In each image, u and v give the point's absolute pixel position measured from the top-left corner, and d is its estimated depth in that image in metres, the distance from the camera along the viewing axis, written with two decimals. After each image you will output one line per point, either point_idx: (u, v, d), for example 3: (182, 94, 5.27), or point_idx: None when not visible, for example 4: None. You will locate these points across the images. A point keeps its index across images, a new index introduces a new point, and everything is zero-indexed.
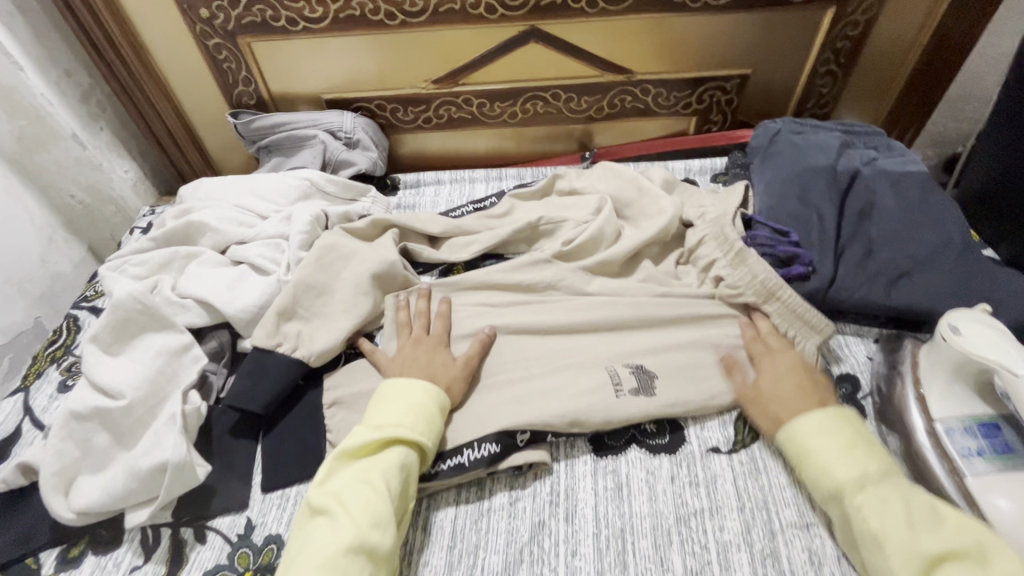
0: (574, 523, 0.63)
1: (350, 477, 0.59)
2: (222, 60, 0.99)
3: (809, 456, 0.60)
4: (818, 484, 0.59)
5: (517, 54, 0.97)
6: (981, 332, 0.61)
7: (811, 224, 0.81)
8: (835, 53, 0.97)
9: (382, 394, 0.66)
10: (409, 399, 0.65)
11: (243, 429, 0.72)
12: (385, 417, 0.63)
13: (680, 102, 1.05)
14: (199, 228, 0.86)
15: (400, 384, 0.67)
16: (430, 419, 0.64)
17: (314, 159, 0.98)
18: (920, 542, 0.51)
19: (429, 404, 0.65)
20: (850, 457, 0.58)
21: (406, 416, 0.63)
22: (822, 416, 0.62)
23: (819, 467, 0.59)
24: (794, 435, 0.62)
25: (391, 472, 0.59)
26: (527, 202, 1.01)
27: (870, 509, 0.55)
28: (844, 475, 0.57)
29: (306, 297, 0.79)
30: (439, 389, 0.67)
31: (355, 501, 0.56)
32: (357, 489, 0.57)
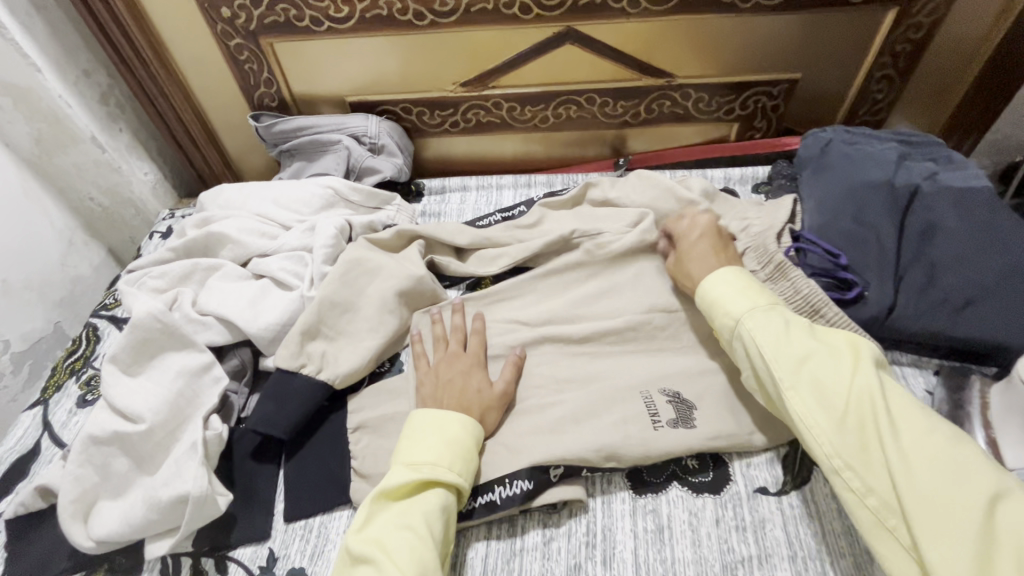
0: (612, 567, 0.59)
1: (391, 522, 0.55)
2: (244, 60, 0.96)
3: (710, 303, 0.64)
4: (720, 321, 0.63)
5: (551, 56, 0.92)
6: None
7: (868, 245, 0.76)
8: (893, 58, 0.90)
9: (413, 426, 0.63)
10: (446, 434, 0.61)
11: (266, 453, 0.70)
12: (422, 454, 0.60)
13: (723, 107, 0.99)
14: (220, 239, 0.82)
15: (430, 414, 0.63)
16: (466, 457, 0.61)
17: (338, 166, 0.94)
18: (795, 342, 0.55)
19: (465, 440, 0.62)
20: (742, 294, 0.62)
21: (444, 454, 0.60)
22: (727, 272, 0.65)
23: (718, 308, 0.63)
24: (702, 292, 0.67)
25: (434, 517, 0.56)
26: (558, 211, 0.96)
27: (758, 327, 0.59)
28: (740, 307, 0.61)
29: (330, 315, 0.76)
30: (474, 422, 0.64)
31: (401, 549, 0.52)
32: (402, 535, 0.54)
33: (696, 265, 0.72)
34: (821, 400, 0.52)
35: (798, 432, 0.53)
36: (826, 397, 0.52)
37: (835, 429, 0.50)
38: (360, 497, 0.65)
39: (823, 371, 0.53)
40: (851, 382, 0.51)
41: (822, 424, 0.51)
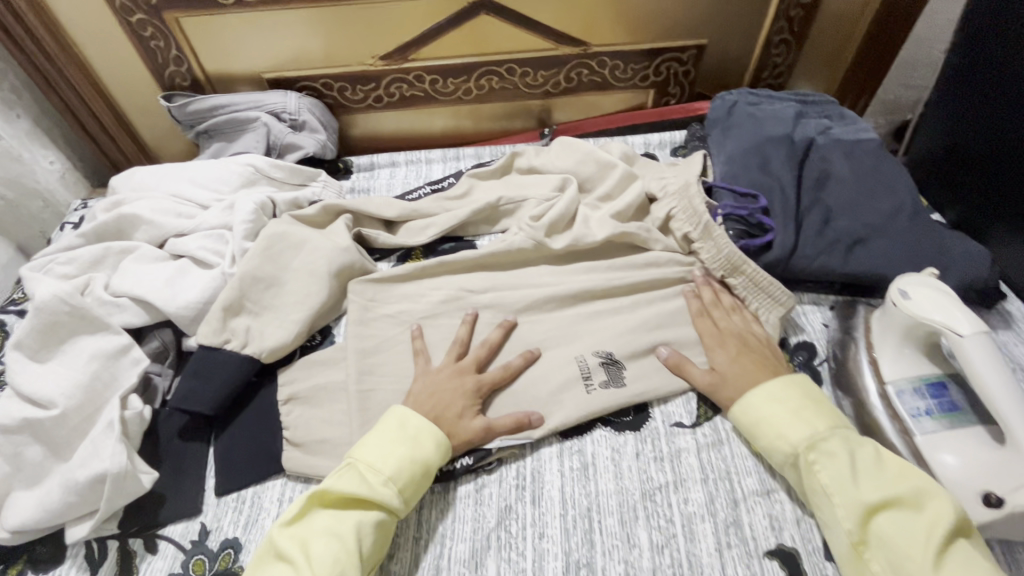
0: (541, 506, 0.62)
1: (322, 525, 0.55)
2: (149, 37, 0.92)
3: (762, 417, 0.62)
4: (773, 445, 0.61)
5: (467, 27, 0.93)
6: (928, 296, 0.62)
7: (774, 192, 0.80)
8: (788, 22, 0.97)
9: (375, 434, 0.61)
10: (402, 451, 0.60)
11: (193, 432, 0.69)
12: (372, 470, 0.58)
13: (638, 75, 1.03)
14: (132, 221, 0.80)
15: (402, 417, 0.63)
16: (418, 478, 0.59)
17: (258, 144, 0.92)
18: (862, 492, 0.54)
19: (429, 457, 0.60)
20: (796, 422, 0.60)
21: (392, 472, 0.58)
22: (766, 389, 0.64)
23: (773, 427, 0.61)
24: (748, 403, 0.64)
25: (364, 529, 0.55)
26: (487, 180, 0.98)
27: (818, 466, 0.57)
28: (794, 434, 0.59)
29: (254, 290, 0.75)
30: (443, 438, 0.62)
31: (320, 556, 0.52)
32: (325, 543, 0.53)
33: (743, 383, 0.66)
34: (892, 563, 0.51)
35: None
36: (901, 569, 0.50)
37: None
38: (294, 465, 0.66)
39: (896, 532, 0.52)
40: (930, 543, 0.50)
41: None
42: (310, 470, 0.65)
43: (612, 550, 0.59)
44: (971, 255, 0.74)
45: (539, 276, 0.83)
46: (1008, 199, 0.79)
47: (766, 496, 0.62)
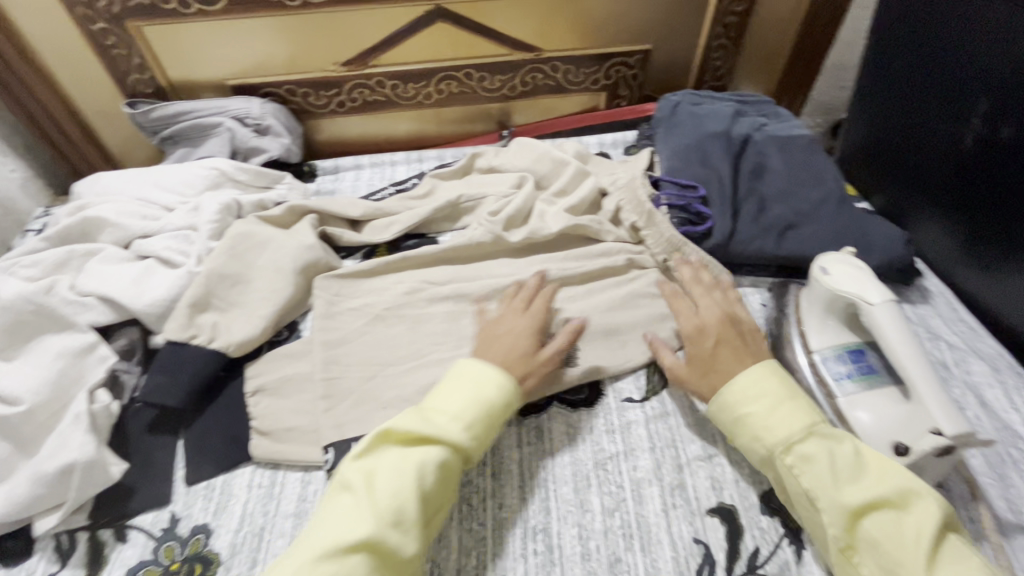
0: (500, 479, 0.66)
1: (393, 461, 0.56)
2: (111, 46, 0.94)
3: (742, 416, 0.60)
4: (750, 446, 0.60)
5: (424, 35, 0.98)
6: (844, 271, 0.68)
7: (714, 184, 0.87)
8: (725, 28, 1.04)
9: (445, 385, 0.63)
10: (471, 397, 0.61)
11: (162, 426, 0.71)
12: (442, 416, 0.60)
13: (589, 78, 1.09)
14: (97, 224, 0.81)
15: (464, 370, 0.64)
16: (485, 422, 0.61)
17: (222, 148, 0.95)
18: (845, 496, 0.52)
19: (495, 401, 0.62)
20: (767, 422, 0.58)
21: (462, 417, 0.60)
22: (741, 386, 0.62)
23: (754, 426, 0.59)
24: (729, 400, 0.62)
25: (427, 469, 0.56)
26: (448, 180, 1.02)
27: (798, 467, 0.56)
28: (770, 435, 0.58)
29: (220, 287, 0.77)
30: (511, 383, 0.64)
31: (389, 488, 0.54)
32: (400, 477, 0.54)
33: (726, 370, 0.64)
34: (882, 567, 0.50)
35: None
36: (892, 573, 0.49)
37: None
38: (262, 452, 0.68)
39: (883, 533, 0.50)
40: (918, 546, 0.48)
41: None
42: (278, 456, 0.68)
43: (567, 515, 0.63)
44: (889, 236, 0.81)
45: (499, 268, 0.87)
46: (922, 186, 0.87)
47: (708, 460, 0.67)
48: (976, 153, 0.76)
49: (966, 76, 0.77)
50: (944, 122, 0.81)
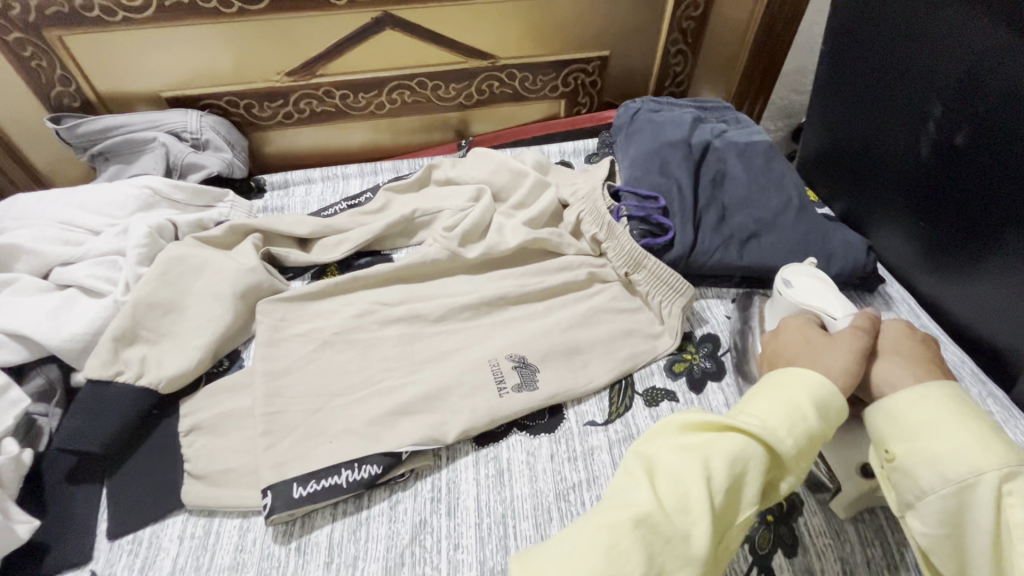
0: (456, 516, 0.62)
1: (672, 450, 0.48)
2: (29, 58, 0.86)
3: (949, 428, 0.47)
4: (951, 461, 0.46)
5: (372, 42, 0.93)
6: (808, 284, 0.67)
7: (674, 193, 0.84)
8: (682, 33, 1.02)
9: (781, 377, 0.52)
10: (792, 394, 0.50)
11: (83, 475, 0.64)
12: (750, 411, 0.50)
13: (547, 86, 1.06)
14: (12, 252, 0.74)
15: (781, 374, 0.53)
16: (806, 425, 0.48)
17: (157, 166, 0.89)
18: None
19: (800, 397, 0.50)
20: (979, 443, 0.46)
21: (780, 415, 0.48)
22: (949, 405, 0.48)
23: (969, 441, 0.46)
24: (940, 411, 0.48)
25: (721, 459, 0.46)
26: (405, 194, 0.98)
27: (1007, 501, 0.44)
28: (979, 455, 0.45)
29: (150, 318, 0.71)
30: (822, 379, 0.51)
31: (709, 464, 0.46)
32: (718, 459, 0.46)
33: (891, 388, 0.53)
34: None
35: None
36: None
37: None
38: (195, 498, 0.62)
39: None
40: None
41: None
42: (214, 501, 0.62)
43: None
44: (851, 243, 0.80)
45: (455, 286, 0.83)
46: (883, 192, 0.86)
47: None
48: (933, 158, 0.76)
49: (917, 82, 0.76)
50: (900, 128, 0.80)
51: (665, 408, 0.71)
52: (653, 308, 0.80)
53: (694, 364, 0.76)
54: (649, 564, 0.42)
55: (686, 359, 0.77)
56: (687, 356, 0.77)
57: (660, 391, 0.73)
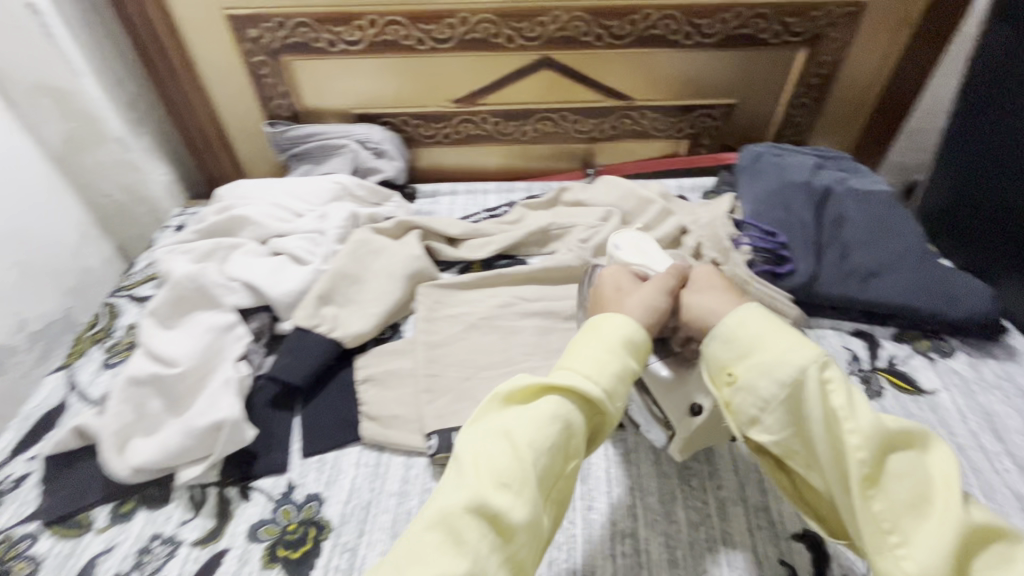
0: (589, 483, 0.70)
1: (491, 427, 0.53)
2: (264, 75, 1.09)
3: (755, 337, 0.55)
4: (773, 362, 0.52)
5: (531, 79, 1.09)
6: (633, 247, 0.78)
7: (797, 227, 0.91)
8: (808, 88, 1.11)
9: (572, 344, 0.58)
10: (602, 342, 0.57)
11: (282, 402, 0.78)
12: (572, 364, 0.56)
13: (674, 127, 1.17)
14: (241, 222, 0.93)
15: (586, 329, 0.60)
16: (616, 369, 0.55)
17: (345, 166, 1.07)
18: (886, 424, 0.50)
19: (596, 350, 0.56)
20: (796, 346, 0.52)
21: (592, 365, 0.55)
22: (767, 321, 0.55)
23: (772, 343, 0.53)
24: (737, 326, 0.56)
25: (546, 427, 0.52)
26: (537, 211, 1.11)
27: (828, 388, 0.51)
28: (797, 357, 0.52)
29: (342, 285, 0.87)
30: (630, 324, 0.58)
31: (524, 439, 0.51)
32: (535, 432, 0.51)
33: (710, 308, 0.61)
34: (911, 499, 0.48)
35: (884, 543, 0.47)
36: (920, 510, 0.47)
37: (931, 534, 0.46)
38: (372, 435, 0.74)
39: (900, 464, 0.50)
40: (947, 482, 0.48)
41: (891, 524, 0.47)
42: (385, 439, 0.74)
43: (653, 522, 0.67)
44: (976, 291, 0.84)
45: None
46: (1003, 249, 0.90)
47: None
48: None
49: None
50: None
51: None
52: None
53: None
54: (488, 540, 0.47)
55: None
56: None
57: None
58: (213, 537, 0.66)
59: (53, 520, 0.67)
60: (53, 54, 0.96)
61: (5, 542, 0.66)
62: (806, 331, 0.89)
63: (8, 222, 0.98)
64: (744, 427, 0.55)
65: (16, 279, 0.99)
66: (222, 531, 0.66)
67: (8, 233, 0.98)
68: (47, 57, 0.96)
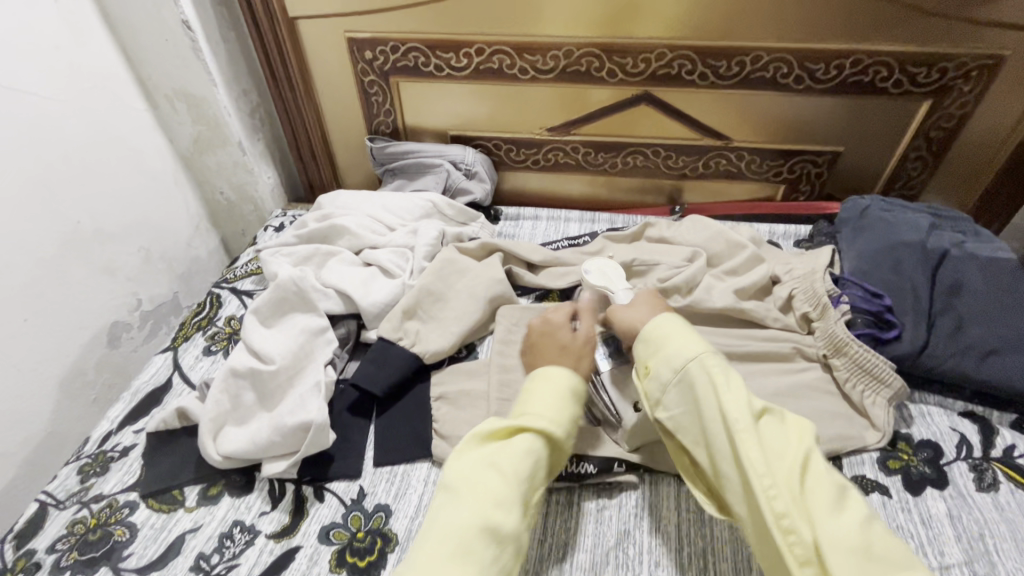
0: (657, 537, 0.68)
1: (472, 459, 0.59)
2: (372, 93, 1.16)
3: (664, 336, 0.67)
4: (681, 349, 0.64)
5: (628, 114, 1.09)
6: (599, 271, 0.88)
7: (905, 293, 0.84)
8: (927, 141, 1.04)
9: (529, 391, 0.66)
10: (554, 388, 0.66)
11: (360, 409, 0.82)
12: (535, 406, 0.64)
13: (771, 170, 1.13)
14: (339, 231, 0.99)
15: (537, 377, 0.68)
16: (569, 409, 0.65)
17: (437, 185, 1.11)
18: (754, 399, 0.59)
19: (560, 395, 0.65)
20: (695, 342, 0.64)
21: (550, 405, 0.64)
22: (681, 327, 0.67)
23: (679, 338, 0.66)
24: (653, 332, 0.68)
25: (524, 458, 0.58)
26: (618, 244, 1.09)
27: (714, 368, 0.61)
28: (696, 347, 0.63)
29: (425, 301, 0.89)
30: (573, 373, 0.69)
31: (509, 467, 0.57)
32: (515, 462, 0.58)
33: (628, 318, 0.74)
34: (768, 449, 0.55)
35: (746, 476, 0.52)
36: (774, 455, 0.54)
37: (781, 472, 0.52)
38: (442, 454, 0.75)
39: (780, 443, 0.56)
40: (793, 440, 0.56)
41: (771, 486, 0.52)
42: None
43: None
44: None
45: None
46: None
47: None
48: None
49: None
50: None
51: (876, 499, 0.71)
52: (854, 398, 0.79)
53: (912, 466, 0.75)
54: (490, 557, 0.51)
55: (902, 458, 0.76)
56: (904, 456, 0.76)
57: (872, 482, 0.73)
58: (287, 533, 0.69)
59: (149, 493, 0.73)
60: (195, 68, 1.06)
61: (109, 508, 0.71)
62: (909, 407, 0.82)
63: (138, 211, 1.09)
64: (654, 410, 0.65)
65: (138, 262, 1.10)
66: (296, 528, 0.69)
67: (137, 221, 1.09)
68: (189, 70, 1.06)
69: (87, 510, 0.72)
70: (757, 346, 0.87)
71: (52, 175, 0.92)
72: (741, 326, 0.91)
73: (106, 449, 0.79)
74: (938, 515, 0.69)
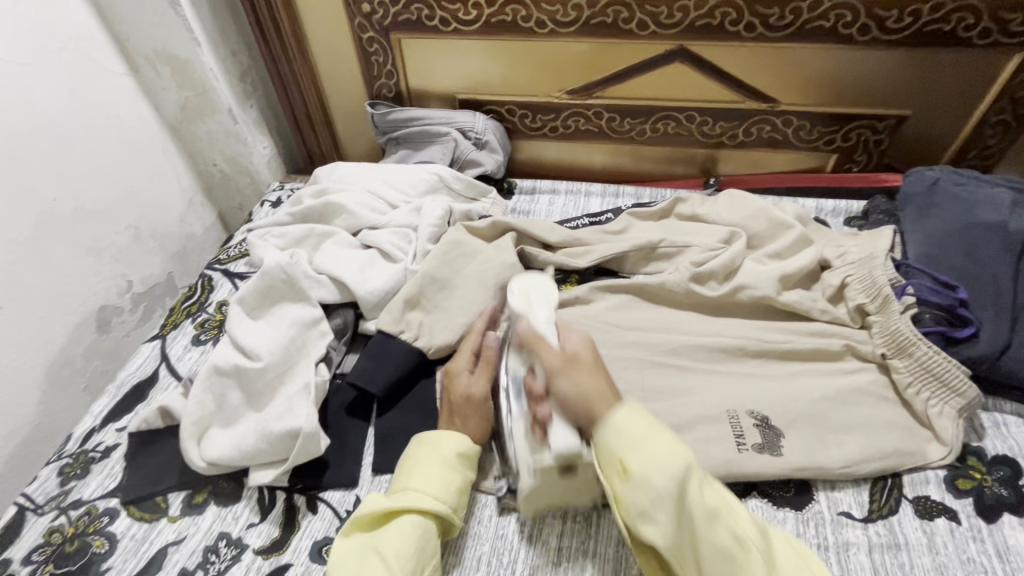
0: None
1: (357, 548, 0.56)
2: (372, 53, 1.04)
3: (627, 445, 0.53)
4: (651, 462, 0.51)
5: (660, 73, 0.96)
6: (525, 293, 0.68)
7: (983, 285, 0.72)
8: (1012, 103, 0.89)
9: (408, 458, 0.61)
10: (429, 453, 0.61)
11: (358, 410, 0.74)
12: (408, 478, 0.60)
13: (823, 137, 1.00)
14: (335, 209, 0.90)
15: (418, 440, 0.63)
16: (446, 476, 0.60)
17: (444, 156, 1.01)
18: (758, 522, 0.49)
19: (442, 457, 0.61)
20: (676, 447, 0.52)
21: (423, 475, 0.59)
22: (649, 419, 0.54)
23: (653, 447, 0.52)
24: (609, 430, 0.54)
25: (402, 541, 0.55)
26: (644, 221, 0.97)
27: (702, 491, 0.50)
28: (677, 457, 0.51)
29: (431, 290, 0.80)
30: (452, 435, 0.63)
31: (389, 551, 0.54)
32: (398, 542, 0.55)
33: (558, 376, 0.59)
34: None
35: None
36: None
37: None
38: None
39: (787, 547, 0.48)
40: None
41: None
42: None
43: None
44: None
45: (698, 326, 0.81)
46: None
47: None
48: None
49: None
50: None
51: (943, 526, 0.62)
52: (916, 405, 0.69)
53: (985, 486, 0.65)
54: None
55: (974, 477, 0.66)
56: (976, 475, 0.66)
57: (937, 504, 0.64)
58: (276, 549, 0.63)
59: (131, 500, 0.67)
60: (175, 25, 0.95)
61: (88, 515, 0.66)
62: (981, 416, 0.72)
63: (123, 188, 1.02)
64: (634, 523, 0.52)
65: (128, 242, 1.03)
66: (286, 543, 0.63)
67: (123, 198, 1.01)
68: (169, 28, 0.96)
69: (65, 517, 0.66)
70: (805, 342, 0.76)
71: (23, 148, 0.84)
72: (785, 319, 0.80)
73: (87, 448, 0.73)
74: (1016, 546, 0.60)
